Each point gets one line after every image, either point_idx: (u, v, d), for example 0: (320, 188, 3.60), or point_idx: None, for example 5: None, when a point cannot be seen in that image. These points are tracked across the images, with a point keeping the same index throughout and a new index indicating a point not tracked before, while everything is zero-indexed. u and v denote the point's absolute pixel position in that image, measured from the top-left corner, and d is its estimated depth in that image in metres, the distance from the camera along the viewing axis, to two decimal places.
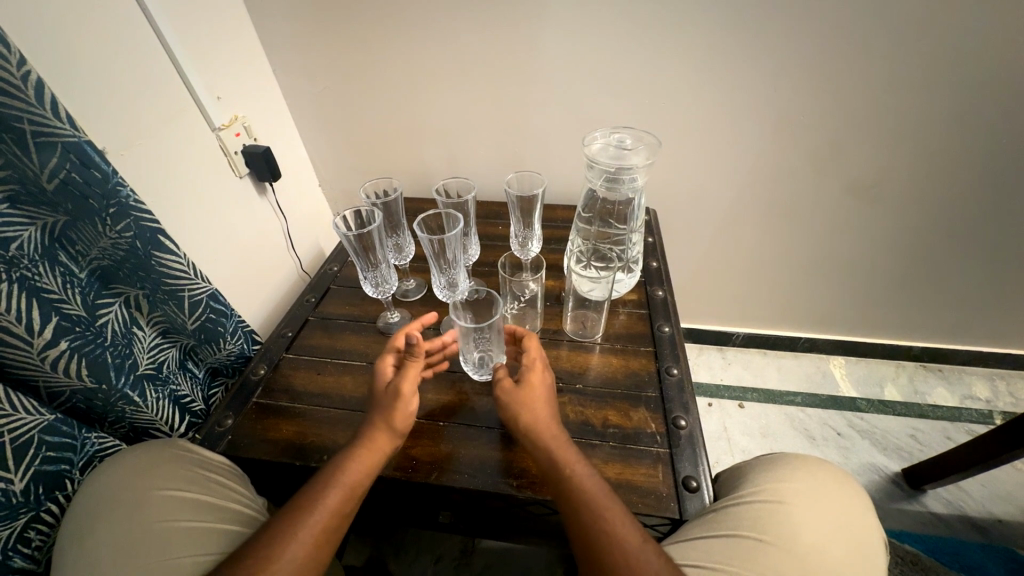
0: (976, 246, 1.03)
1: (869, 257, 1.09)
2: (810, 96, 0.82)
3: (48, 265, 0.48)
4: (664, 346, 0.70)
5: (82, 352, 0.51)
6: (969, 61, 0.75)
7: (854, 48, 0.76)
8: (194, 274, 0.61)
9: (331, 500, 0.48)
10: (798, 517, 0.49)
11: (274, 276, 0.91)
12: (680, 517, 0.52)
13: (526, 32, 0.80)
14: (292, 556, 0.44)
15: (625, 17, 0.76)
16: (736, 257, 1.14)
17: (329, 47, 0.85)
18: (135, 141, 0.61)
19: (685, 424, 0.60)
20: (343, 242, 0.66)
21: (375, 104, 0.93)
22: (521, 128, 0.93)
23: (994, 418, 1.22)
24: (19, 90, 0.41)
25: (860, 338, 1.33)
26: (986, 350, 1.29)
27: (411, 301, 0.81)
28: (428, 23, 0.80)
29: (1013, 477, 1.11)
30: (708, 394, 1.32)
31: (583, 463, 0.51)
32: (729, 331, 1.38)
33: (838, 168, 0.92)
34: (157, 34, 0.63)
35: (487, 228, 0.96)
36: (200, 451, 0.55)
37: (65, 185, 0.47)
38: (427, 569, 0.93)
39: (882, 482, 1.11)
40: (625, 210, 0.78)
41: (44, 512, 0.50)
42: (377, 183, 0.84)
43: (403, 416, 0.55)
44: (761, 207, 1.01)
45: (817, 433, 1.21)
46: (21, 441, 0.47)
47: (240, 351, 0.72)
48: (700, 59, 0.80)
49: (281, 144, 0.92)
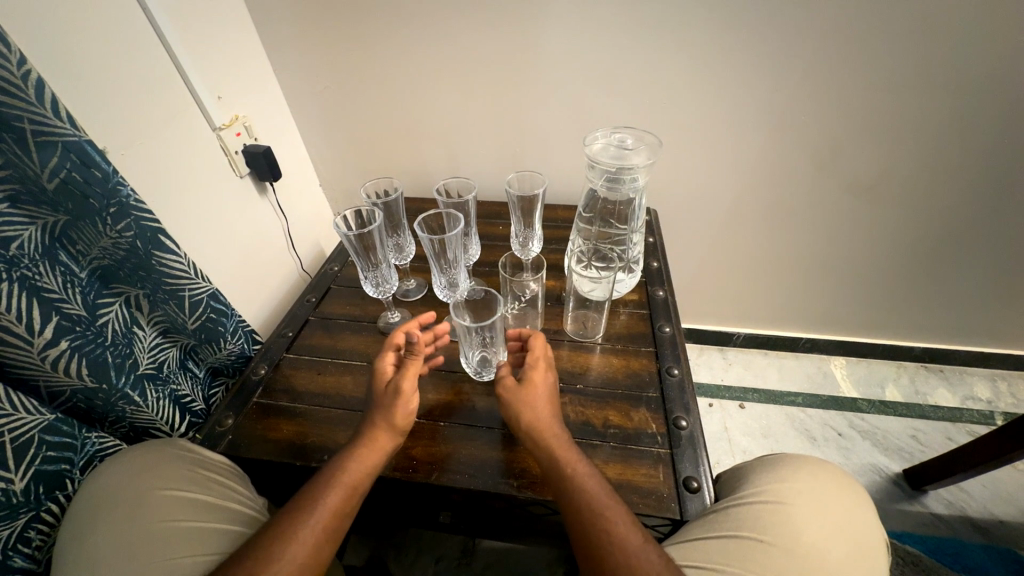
0: (978, 247, 1.03)
1: (870, 257, 1.09)
2: (811, 97, 0.82)
3: (48, 265, 0.48)
4: (665, 346, 0.70)
5: (82, 352, 0.50)
6: (971, 61, 0.75)
7: (855, 48, 0.76)
8: (194, 274, 0.61)
9: (331, 500, 0.48)
10: (798, 517, 0.49)
11: (275, 275, 0.91)
12: (681, 517, 0.52)
13: (526, 32, 0.80)
14: (293, 556, 0.44)
15: (626, 17, 0.76)
16: (737, 258, 1.14)
17: (330, 46, 0.85)
18: (136, 141, 0.61)
19: (686, 424, 0.60)
20: (343, 242, 0.66)
21: (376, 104, 0.93)
22: (522, 128, 0.93)
23: (996, 419, 1.22)
24: (19, 90, 0.41)
25: (861, 338, 1.33)
26: (987, 350, 1.29)
27: (411, 301, 0.81)
28: (429, 23, 0.80)
29: (1014, 477, 1.11)
30: (709, 395, 1.32)
31: (583, 463, 0.51)
32: (729, 331, 1.38)
33: (840, 168, 0.92)
34: (158, 34, 0.63)
35: (487, 228, 0.96)
36: (200, 451, 0.55)
37: (66, 185, 0.47)
38: (428, 569, 0.93)
39: (883, 483, 1.11)
40: (626, 210, 0.78)
41: (44, 512, 0.50)
42: (378, 183, 0.83)
43: (404, 414, 0.55)
44: (762, 207, 1.01)
45: (818, 434, 1.21)
46: (21, 441, 0.47)
47: (240, 351, 0.72)
48: (701, 59, 0.80)
49: (281, 143, 0.92)
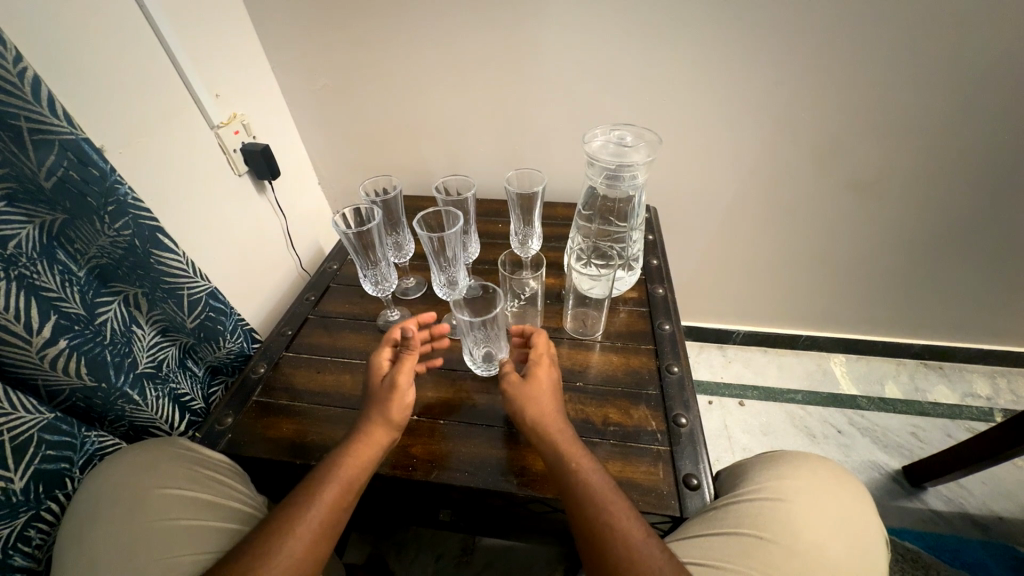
0: (977, 244, 1.03)
1: (870, 254, 1.08)
2: (810, 94, 0.82)
3: (47, 264, 0.48)
4: (665, 344, 0.70)
5: (81, 351, 0.50)
6: (971, 58, 0.75)
7: (855, 46, 0.76)
8: (193, 273, 0.61)
9: (330, 498, 0.48)
10: (798, 516, 0.49)
11: (274, 274, 0.91)
12: (681, 514, 0.52)
13: (525, 29, 0.79)
14: (291, 553, 0.44)
15: (625, 15, 0.76)
16: (737, 256, 1.15)
17: (329, 45, 0.85)
18: (134, 141, 0.61)
19: (686, 422, 0.60)
20: (343, 240, 0.66)
21: (375, 104, 0.93)
22: (521, 125, 0.92)
23: (995, 416, 1.22)
24: (16, 88, 0.41)
25: (860, 336, 1.33)
26: (987, 347, 1.29)
27: (411, 299, 0.81)
28: (427, 21, 0.80)
29: (1013, 473, 1.11)
30: (708, 392, 1.32)
31: (587, 457, 0.51)
32: (729, 329, 1.38)
33: (840, 166, 0.91)
34: (157, 34, 0.63)
35: (487, 226, 0.96)
36: (199, 449, 0.55)
37: (63, 183, 0.47)
38: (429, 566, 0.93)
39: (882, 480, 1.11)
40: (626, 208, 0.78)
41: (45, 511, 0.50)
42: (377, 181, 0.83)
43: (399, 409, 0.55)
44: (761, 205, 1.01)
45: (818, 431, 1.21)
46: (21, 440, 0.47)
47: (240, 349, 0.72)
48: (701, 56, 0.79)
49: (280, 141, 0.92)
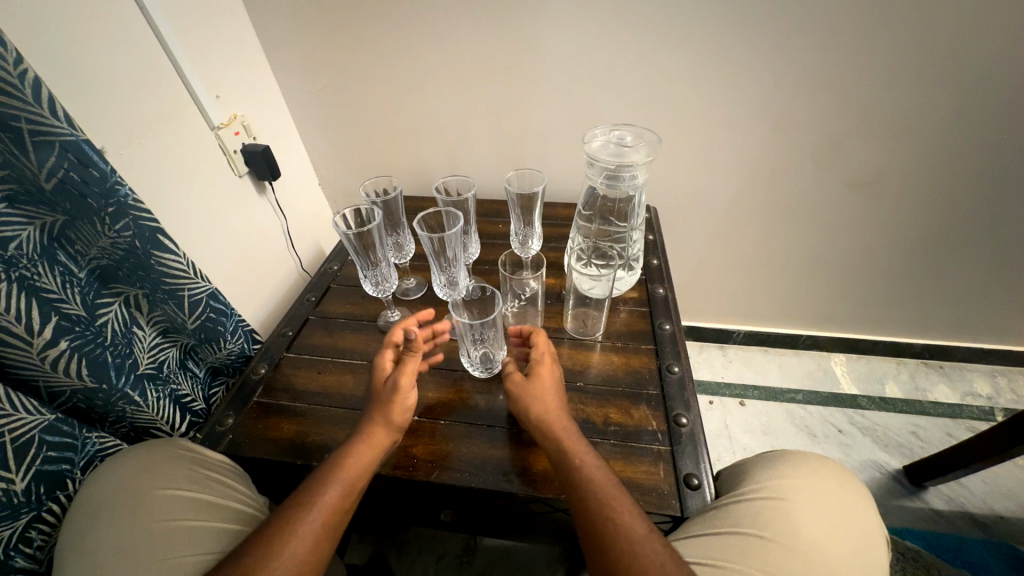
0: (979, 242, 1.02)
1: (871, 252, 1.08)
2: (810, 94, 0.82)
3: (48, 265, 0.48)
4: (665, 344, 0.70)
5: (82, 352, 0.50)
6: (969, 58, 0.75)
7: (854, 47, 0.76)
8: (193, 274, 0.61)
9: (332, 497, 0.48)
10: (799, 514, 0.49)
11: (275, 275, 0.91)
12: (682, 514, 0.51)
13: (525, 31, 0.80)
14: (293, 553, 0.44)
15: (624, 17, 0.76)
16: (737, 256, 1.15)
17: (329, 48, 0.85)
18: (135, 142, 0.61)
19: (686, 422, 0.59)
20: (343, 241, 0.66)
21: (376, 106, 0.93)
22: (522, 126, 0.93)
23: (997, 415, 1.22)
24: (18, 90, 0.41)
25: (860, 336, 1.33)
26: (987, 346, 1.29)
27: (411, 300, 0.81)
28: (427, 25, 0.80)
29: (1014, 473, 1.11)
30: (709, 392, 1.32)
31: (591, 454, 0.51)
32: (729, 329, 1.38)
33: (841, 165, 0.91)
34: (158, 38, 0.64)
35: (487, 227, 0.96)
36: (200, 450, 0.55)
37: (64, 184, 0.47)
38: (430, 567, 0.93)
39: (883, 480, 1.11)
40: (626, 208, 0.77)
41: (45, 512, 0.50)
42: (377, 182, 0.83)
43: (401, 411, 0.55)
44: (762, 204, 1.01)
45: (818, 430, 1.21)
46: (21, 441, 0.47)
47: (241, 350, 0.72)
48: (700, 56, 0.79)
49: (281, 142, 0.92)
